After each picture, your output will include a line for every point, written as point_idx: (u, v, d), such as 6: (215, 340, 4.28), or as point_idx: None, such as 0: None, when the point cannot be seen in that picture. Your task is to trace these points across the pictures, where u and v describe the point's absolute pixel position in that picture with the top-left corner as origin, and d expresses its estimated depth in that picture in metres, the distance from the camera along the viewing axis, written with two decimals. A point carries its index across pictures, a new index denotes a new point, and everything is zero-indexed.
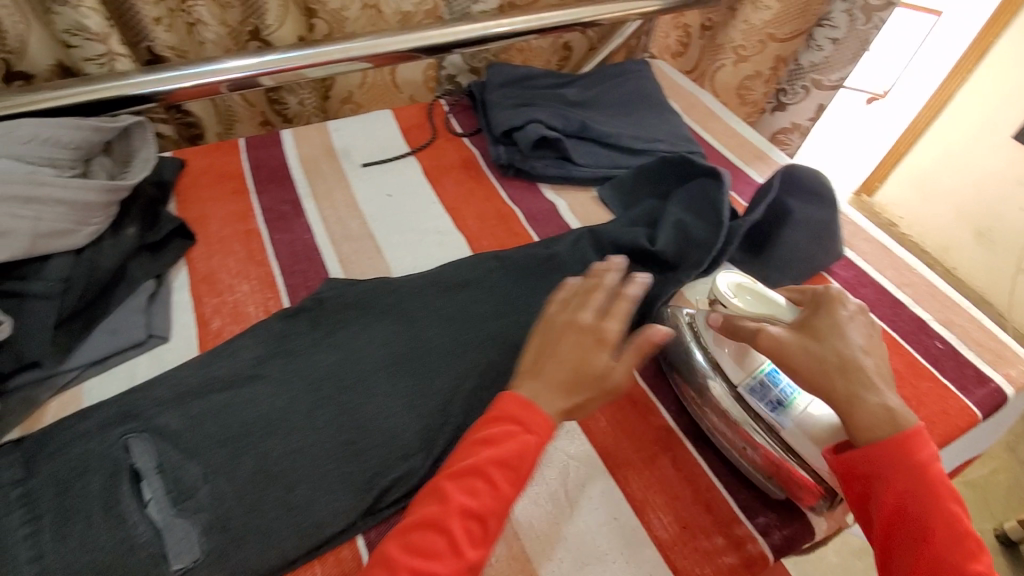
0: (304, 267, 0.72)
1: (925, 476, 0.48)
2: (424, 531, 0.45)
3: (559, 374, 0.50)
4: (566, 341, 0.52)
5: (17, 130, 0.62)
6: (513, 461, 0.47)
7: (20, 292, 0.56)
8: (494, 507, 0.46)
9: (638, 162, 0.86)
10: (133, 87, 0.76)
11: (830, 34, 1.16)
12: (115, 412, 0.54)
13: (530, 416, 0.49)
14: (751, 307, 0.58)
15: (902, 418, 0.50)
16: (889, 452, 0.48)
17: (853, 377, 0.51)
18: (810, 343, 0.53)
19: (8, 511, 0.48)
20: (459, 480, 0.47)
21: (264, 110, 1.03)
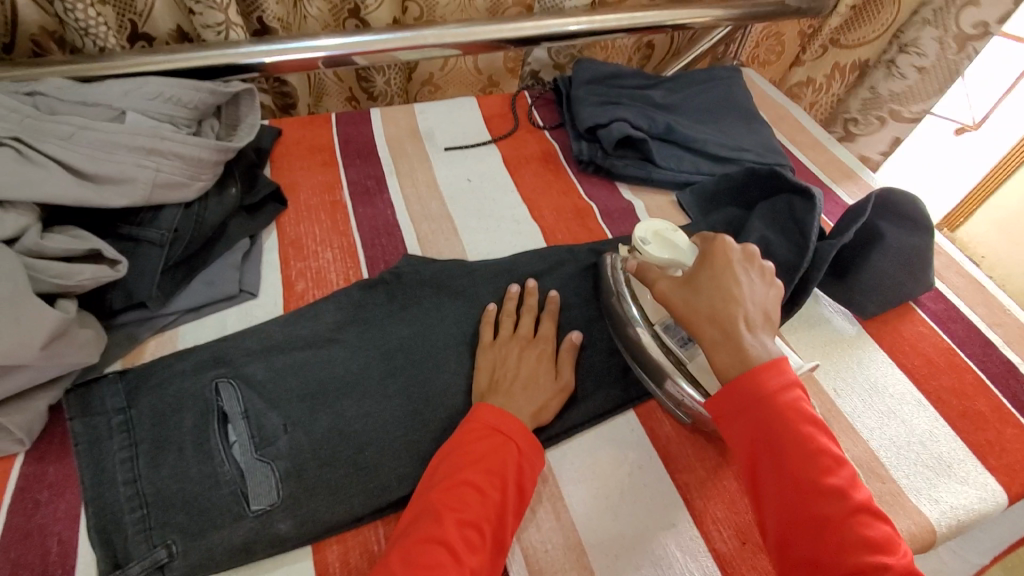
0: (384, 241, 0.75)
1: (795, 427, 0.45)
2: (426, 545, 0.44)
3: (516, 382, 0.57)
4: (526, 352, 0.60)
5: (146, 87, 0.66)
6: (497, 469, 0.49)
7: (136, 237, 0.61)
8: (485, 513, 0.47)
9: (722, 170, 0.84)
10: (243, 57, 0.81)
11: (916, 61, 1.16)
12: (208, 356, 0.57)
13: (508, 425, 0.52)
14: (659, 253, 0.58)
15: (759, 356, 0.48)
16: (742, 391, 0.47)
17: (719, 320, 0.50)
18: (695, 290, 0.53)
19: (111, 435, 0.52)
20: (447, 494, 0.47)
21: (353, 87, 1.07)
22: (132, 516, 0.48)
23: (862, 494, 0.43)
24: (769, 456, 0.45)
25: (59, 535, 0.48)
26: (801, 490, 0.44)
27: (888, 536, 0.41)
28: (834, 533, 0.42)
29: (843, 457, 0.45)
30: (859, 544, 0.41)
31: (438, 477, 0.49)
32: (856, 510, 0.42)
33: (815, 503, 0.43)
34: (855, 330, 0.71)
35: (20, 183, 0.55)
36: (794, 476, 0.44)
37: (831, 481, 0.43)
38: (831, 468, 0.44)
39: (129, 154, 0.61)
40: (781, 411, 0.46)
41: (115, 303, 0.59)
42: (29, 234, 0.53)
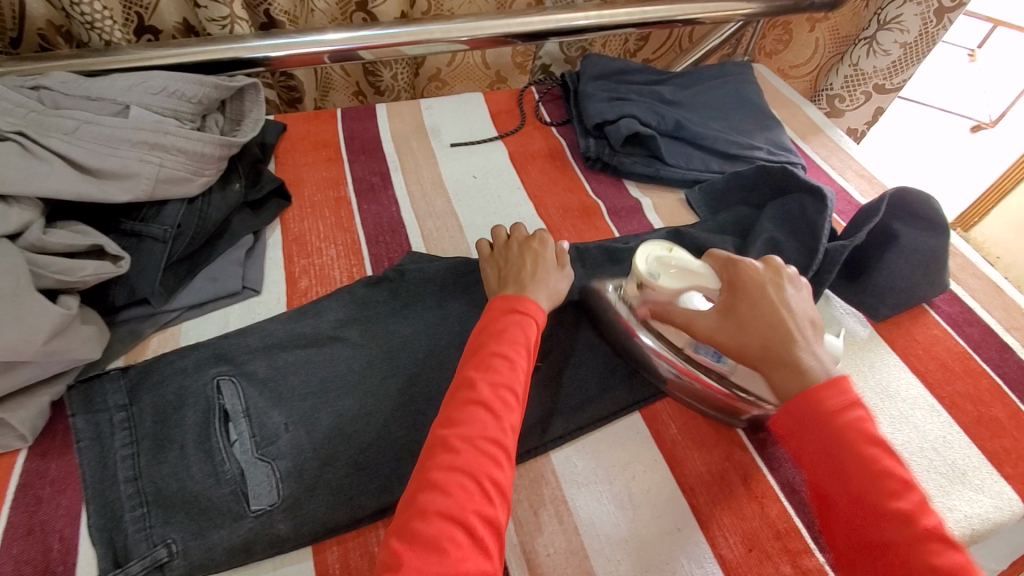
0: (388, 238, 0.74)
1: (857, 448, 0.43)
2: (464, 406, 0.45)
3: (523, 272, 0.59)
4: (524, 252, 0.62)
5: (150, 81, 0.66)
6: (521, 339, 0.51)
7: (139, 233, 0.61)
8: (516, 377, 0.48)
9: (732, 168, 0.83)
10: (248, 51, 0.80)
11: (898, 36, 1.13)
12: (210, 353, 0.57)
13: (527, 305, 0.53)
14: (672, 283, 0.57)
15: (819, 374, 0.46)
16: (800, 410, 0.45)
17: (772, 348, 0.49)
18: (735, 324, 0.51)
19: (113, 432, 0.52)
20: (478, 360, 0.48)
21: (360, 81, 1.06)
22: (133, 514, 0.48)
23: (935, 521, 0.40)
24: (832, 478, 0.43)
25: (61, 531, 0.48)
26: (868, 514, 0.41)
27: (966, 568, 0.38)
28: (902, 559, 0.39)
29: (913, 479, 0.42)
30: (927, 574, 0.38)
31: (467, 352, 0.50)
32: (926, 538, 0.39)
33: (881, 526, 0.41)
34: (867, 332, 0.69)
35: (23, 178, 0.54)
36: (857, 498, 0.42)
37: (897, 505, 0.41)
38: (898, 491, 0.41)
39: (132, 148, 0.60)
40: (844, 430, 0.44)
41: (117, 299, 0.59)
42: (32, 229, 0.53)
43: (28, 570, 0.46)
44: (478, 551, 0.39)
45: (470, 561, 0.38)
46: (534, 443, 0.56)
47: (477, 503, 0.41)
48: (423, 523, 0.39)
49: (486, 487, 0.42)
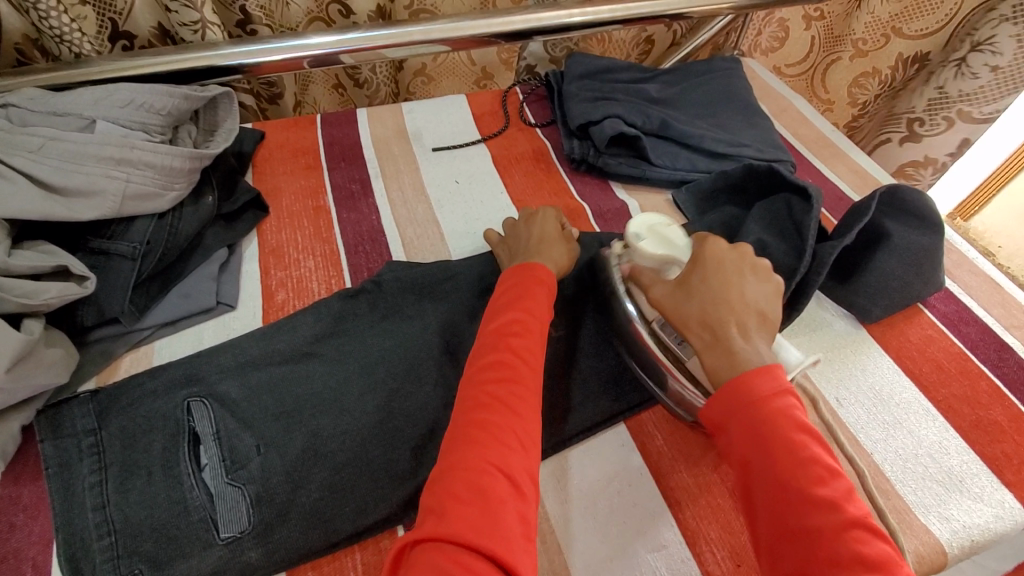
0: (368, 248, 0.72)
1: (786, 433, 0.42)
2: (492, 364, 0.48)
3: (533, 243, 0.64)
4: (537, 224, 0.67)
5: (116, 94, 0.64)
6: (537, 304, 0.54)
7: (106, 251, 0.59)
8: (535, 338, 0.51)
9: (720, 167, 0.81)
10: (222, 59, 0.78)
11: (988, 59, 1.09)
12: (180, 374, 0.56)
13: (541, 273, 0.57)
14: (652, 248, 0.57)
15: (752, 361, 0.45)
16: (732, 395, 0.44)
17: (710, 325, 0.49)
18: (685, 296, 0.52)
19: (81, 458, 0.51)
20: (501, 325, 0.52)
21: (338, 75, 1.04)
22: (101, 544, 0.46)
23: (859, 509, 0.39)
24: (757, 463, 0.41)
25: (33, 559, 0.47)
26: (790, 499, 0.39)
27: (887, 555, 0.36)
28: (823, 545, 0.37)
29: (839, 468, 0.41)
30: (850, 560, 0.36)
31: (489, 321, 0.53)
32: (849, 524, 0.37)
33: (802, 511, 0.39)
34: (857, 334, 0.67)
35: None
36: (780, 484, 0.40)
37: (822, 491, 0.39)
38: (823, 478, 0.40)
39: (97, 165, 0.59)
40: (772, 414, 0.42)
41: (87, 319, 0.57)
42: None
43: None
44: (514, 494, 0.41)
45: (510, 503, 0.40)
46: None
47: (513, 499, 0.40)
48: (459, 471, 0.41)
49: (519, 437, 0.44)
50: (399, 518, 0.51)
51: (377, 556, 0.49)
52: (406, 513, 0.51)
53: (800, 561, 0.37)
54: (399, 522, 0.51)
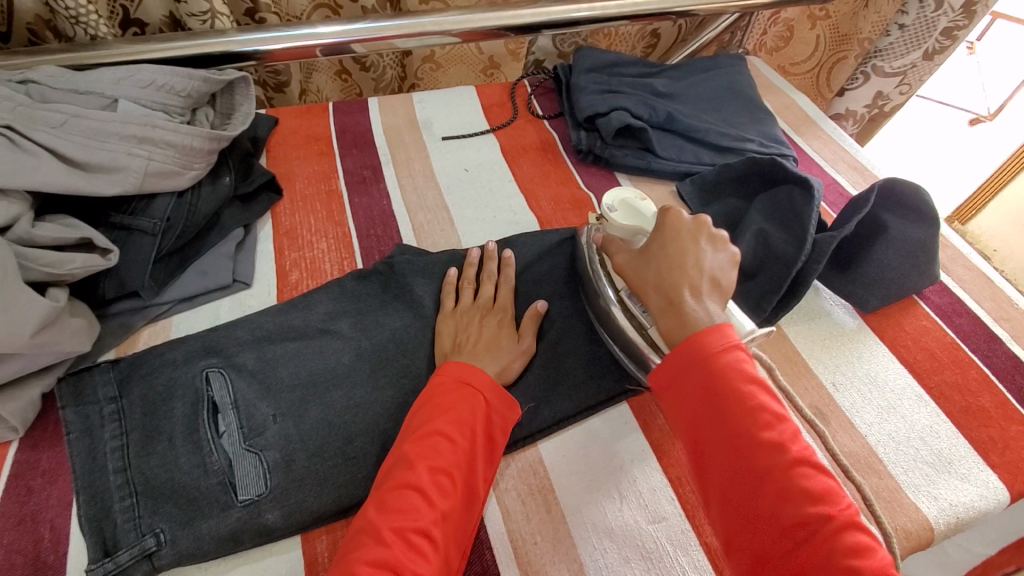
0: (379, 231, 0.74)
1: (734, 387, 0.44)
2: (397, 491, 0.45)
3: (477, 344, 0.58)
4: (486, 319, 0.61)
5: (138, 75, 0.66)
6: (469, 420, 0.50)
7: (127, 226, 0.61)
8: (457, 460, 0.48)
9: (724, 160, 0.82)
10: (239, 45, 0.80)
11: (899, 19, 1.16)
12: (199, 346, 0.58)
13: (475, 377, 0.53)
14: (623, 219, 0.63)
15: (701, 321, 0.47)
16: (685, 357, 0.46)
17: (663, 289, 0.51)
18: (646, 261, 0.54)
19: (103, 423, 0.53)
20: (423, 436, 0.48)
21: (343, 62, 1.04)
22: (123, 504, 0.48)
23: (803, 447, 0.42)
24: (710, 421, 0.44)
25: (52, 521, 0.49)
26: (741, 450, 0.42)
27: (829, 486, 0.40)
28: (773, 485, 0.41)
29: (784, 411, 0.44)
30: (797, 495, 0.40)
31: (411, 427, 0.50)
32: (794, 463, 0.41)
33: (751, 458, 0.42)
34: (857, 324, 0.69)
35: (10, 170, 0.54)
36: (731, 437, 0.43)
37: (767, 436, 0.42)
38: (770, 423, 0.43)
39: (120, 142, 0.60)
40: (723, 371, 0.45)
41: (107, 292, 0.59)
42: (20, 222, 0.53)
43: (19, 559, 0.46)
44: None
45: None
46: (521, 435, 0.57)
47: None
48: None
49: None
50: None
51: None
52: None
53: (751, 503, 0.41)
54: None
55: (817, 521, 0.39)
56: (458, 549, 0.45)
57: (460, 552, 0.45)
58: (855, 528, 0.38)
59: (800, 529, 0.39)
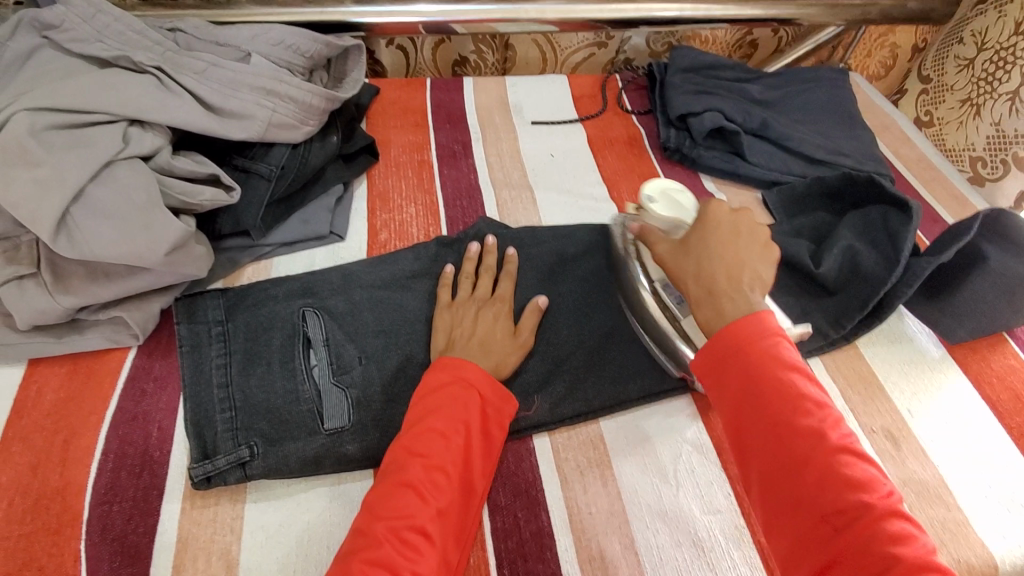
0: (465, 203, 0.77)
1: (774, 375, 0.45)
2: (396, 490, 0.46)
3: (471, 340, 0.58)
4: (482, 311, 0.61)
5: (270, 33, 0.71)
6: (461, 415, 0.51)
7: (248, 170, 0.67)
8: (452, 456, 0.49)
9: (816, 173, 0.81)
10: (353, 16, 0.85)
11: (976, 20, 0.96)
12: (298, 286, 0.63)
13: (468, 372, 0.54)
14: (664, 210, 0.61)
15: (740, 311, 0.48)
16: (728, 343, 0.46)
17: (702, 278, 0.51)
18: (688, 249, 0.53)
19: (210, 342, 0.59)
20: (421, 431, 0.50)
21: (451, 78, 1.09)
22: (223, 415, 0.54)
23: (843, 436, 0.43)
24: (749, 406, 0.45)
25: (159, 422, 0.55)
26: (779, 436, 0.43)
27: (870, 474, 0.41)
28: (813, 472, 0.41)
29: (825, 401, 0.44)
30: (838, 481, 0.40)
31: (404, 426, 0.51)
32: (835, 450, 0.42)
33: (792, 445, 0.43)
34: (938, 352, 0.67)
35: (157, 107, 0.61)
36: (771, 421, 0.44)
37: (808, 422, 0.43)
38: (808, 410, 0.43)
39: (251, 93, 0.66)
40: (764, 357, 0.45)
41: (224, 227, 0.65)
42: (161, 153, 0.59)
43: (131, 449, 0.52)
44: None
45: None
46: (584, 409, 0.58)
47: None
48: None
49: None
50: None
51: None
52: None
53: (791, 488, 0.42)
54: None
55: (859, 507, 0.39)
56: (456, 544, 0.47)
57: (459, 545, 0.47)
58: (892, 516, 0.39)
59: (840, 515, 0.40)
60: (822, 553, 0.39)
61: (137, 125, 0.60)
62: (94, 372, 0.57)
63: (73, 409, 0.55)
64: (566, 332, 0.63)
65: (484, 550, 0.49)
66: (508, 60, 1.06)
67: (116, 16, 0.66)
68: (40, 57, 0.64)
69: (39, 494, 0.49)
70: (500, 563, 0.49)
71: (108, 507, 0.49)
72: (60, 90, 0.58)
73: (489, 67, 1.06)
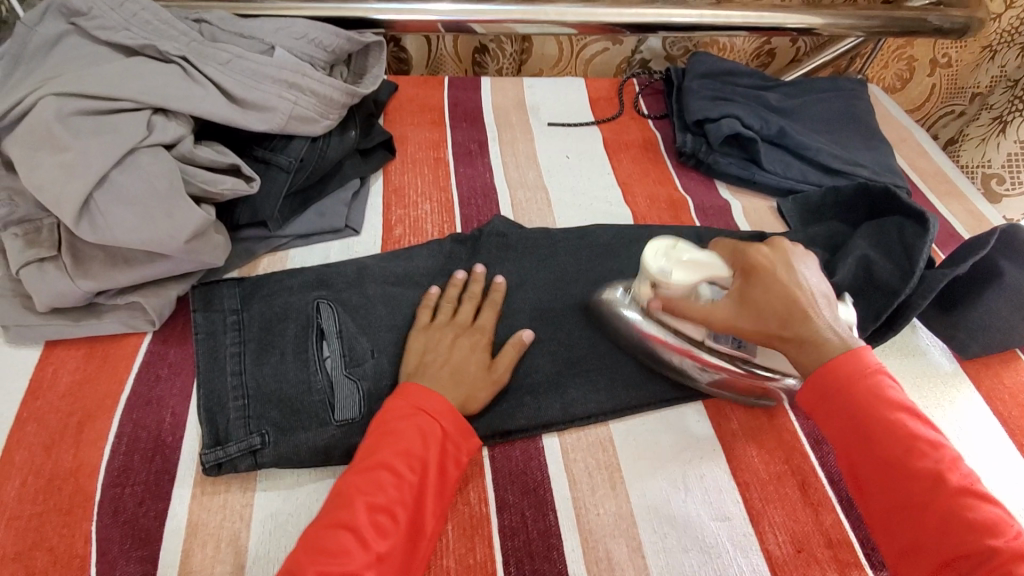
0: (480, 201, 0.77)
1: (889, 418, 0.47)
2: (332, 531, 0.44)
3: (442, 368, 0.56)
4: (459, 338, 0.59)
5: (293, 27, 0.72)
6: (417, 451, 0.49)
7: (267, 161, 0.68)
8: (399, 496, 0.47)
9: (832, 183, 0.81)
10: (374, 12, 0.85)
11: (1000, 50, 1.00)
12: (313, 278, 0.64)
13: (431, 404, 0.52)
14: (687, 277, 0.57)
15: (838, 346, 0.51)
16: (833, 383, 0.49)
17: (790, 325, 0.53)
18: (751, 302, 0.55)
19: (225, 330, 0.59)
20: (370, 467, 0.48)
21: (467, 69, 1.09)
22: (235, 402, 0.55)
23: (963, 477, 0.44)
24: (865, 449, 0.47)
25: (172, 408, 0.55)
26: (896, 477, 0.46)
27: (994, 516, 0.43)
28: (935, 514, 0.44)
29: (939, 441, 0.47)
30: (958, 523, 0.43)
31: (356, 458, 0.49)
32: (956, 493, 0.44)
33: (909, 486, 0.45)
34: (951, 367, 0.67)
35: (181, 96, 0.61)
36: (885, 463, 0.46)
37: (923, 465, 0.45)
38: (923, 452, 0.46)
39: (272, 85, 0.67)
40: (875, 401, 0.48)
41: (242, 217, 0.66)
42: (184, 142, 0.60)
43: (144, 434, 0.53)
44: None
45: None
46: (594, 411, 0.58)
47: None
48: None
49: None
50: (486, 439, 0.56)
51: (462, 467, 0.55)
52: (494, 438, 0.56)
53: (912, 530, 0.44)
54: (485, 443, 0.56)
55: (985, 551, 0.41)
56: None
57: None
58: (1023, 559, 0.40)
59: (966, 557, 0.42)
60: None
61: (161, 113, 0.60)
62: (110, 356, 0.58)
63: (89, 391, 0.55)
64: (577, 332, 0.64)
65: (491, 548, 0.50)
66: (525, 49, 1.06)
67: (142, 6, 0.66)
68: (65, 44, 0.64)
69: (52, 475, 0.50)
70: (506, 562, 0.49)
71: (119, 490, 0.49)
72: (85, 76, 0.58)
73: (506, 55, 1.06)
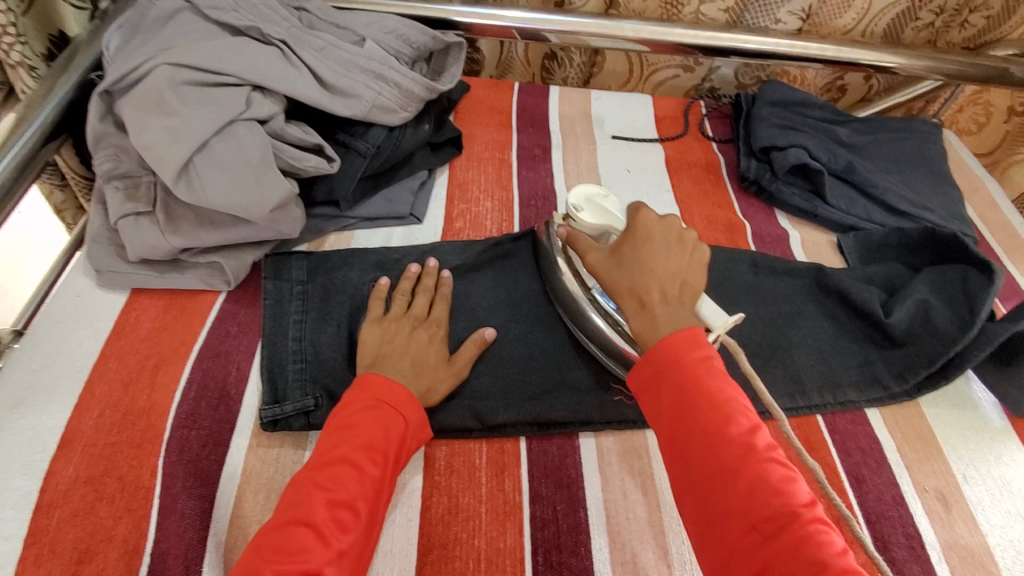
0: (539, 204, 0.80)
1: (708, 387, 0.45)
2: (292, 528, 0.43)
3: (403, 359, 0.57)
4: (417, 331, 0.60)
5: (385, 23, 0.76)
6: (380, 444, 0.49)
7: (347, 145, 0.72)
8: (360, 491, 0.47)
9: (900, 225, 0.80)
10: (456, 15, 0.89)
11: None
12: (374, 260, 0.67)
13: (391, 396, 0.52)
14: (592, 218, 0.63)
15: (671, 326, 0.50)
16: (668, 352, 0.47)
17: (636, 293, 0.52)
18: (621, 262, 0.55)
19: (291, 299, 0.63)
20: (328, 458, 0.48)
21: (535, 73, 1.12)
22: (295, 365, 0.59)
23: (768, 446, 0.44)
24: (684, 420, 0.45)
25: (237, 363, 0.59)
26: (711, 447, 0.43)
27: (794, 485, 0.41)
28: (742, 481, 0.41)
29: (752, 413, 0.46)
30: (765, 489, 0.41)
31: (312, 455, 0.49)
32: (762, 459, 0.42)
33: (720, 456, 0.43)
34: (1001, 422, 0.65)
35: (279, 77, 0.66)
36: (700, 435, 0.44)
37: (735, 433, 0.43)
38: (737, 422, 0.44)
39: (361, 75, 0.71)
40: (699, 371, 0.46)
41: (318, 195, 0.70)
42: (276, 119, 0.64)
43: (211, 384, 0.57)
44: None
45: None
46: (633, 417, 0.59)
47: None
48: None
49: None
50: (525, 431, 0.58)
51: (499, 455, 0.56)
52: (533, 430, 0.58)
53: (722, 498, 0.41)
54: (524, 434, 0.58)
55: (784, 516, 0.39)
56: None
57: None
58: (813, 522, 0.39)
59: (770, 523, 0.40)
60: (750, 565, 0.39)
61: (258, 91, 0.65)
62: (187, 308, 0.63)
63: (166, 338, 0.60)
64: None
65: (520, 535, 0.51)
66: (596, 63, 1.07)
67: None
68: (179, 19, 0.70)
69: (127, 410, 0.54)
70: (534, 550, 0.51)
71: (186, 432, 0.53)
72: (197, 50, 0.63)
73: (574, 68, 1.08)
